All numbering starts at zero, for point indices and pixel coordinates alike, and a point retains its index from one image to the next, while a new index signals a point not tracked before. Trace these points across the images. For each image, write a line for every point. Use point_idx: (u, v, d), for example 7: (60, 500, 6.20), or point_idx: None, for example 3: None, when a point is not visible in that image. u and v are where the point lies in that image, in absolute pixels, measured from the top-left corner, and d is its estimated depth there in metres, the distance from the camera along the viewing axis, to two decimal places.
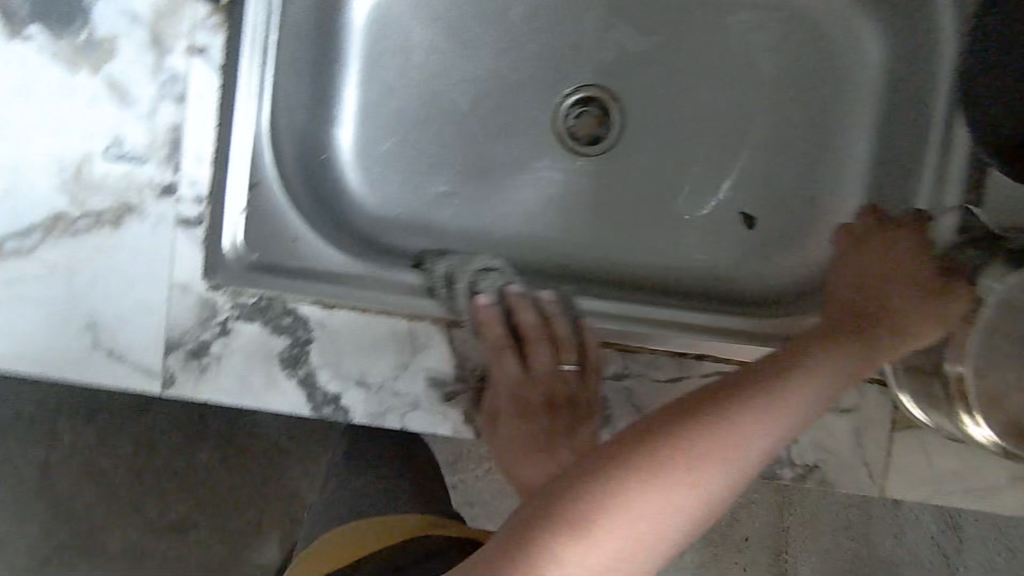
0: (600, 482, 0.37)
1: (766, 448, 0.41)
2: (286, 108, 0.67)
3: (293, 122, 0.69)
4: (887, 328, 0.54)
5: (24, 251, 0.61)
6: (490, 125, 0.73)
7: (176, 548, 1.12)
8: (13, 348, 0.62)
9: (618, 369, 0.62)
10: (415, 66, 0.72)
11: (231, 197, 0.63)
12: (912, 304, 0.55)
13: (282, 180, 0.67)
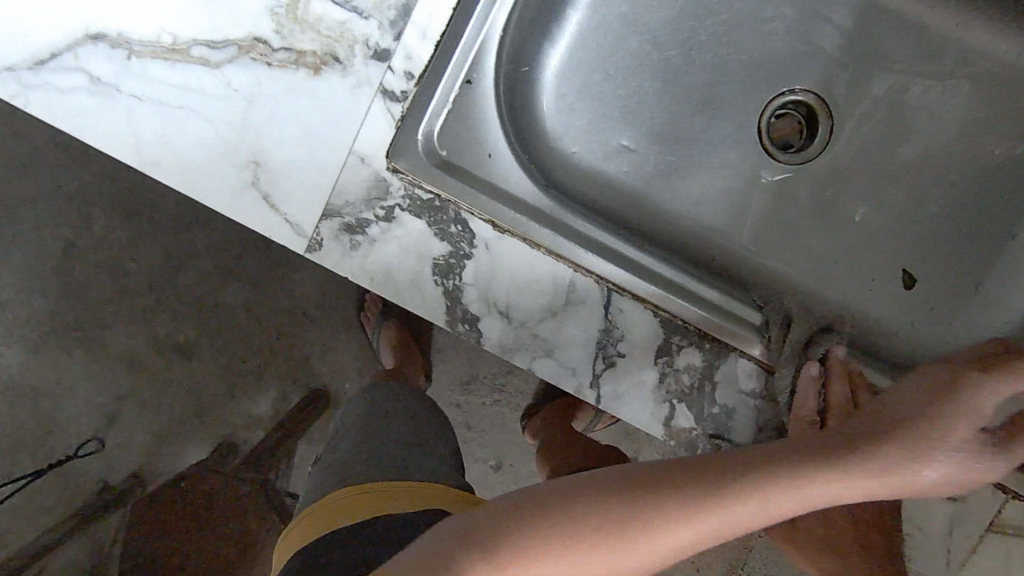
0: (581, 505, 0.43)
1: (694, 527, 0.42)
2: (519, 13, 0.63)
3: (518, 28, 0.64)
4: (989, 396, 0.44)
5: (210, 63, 0.59)
6: (698, 97, 0.70)
7: (234, 368, 1.34)
8: (167, 157, 0.60)
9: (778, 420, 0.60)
10: (645, 10, 0.68)
11: (440, 84, 0.61)
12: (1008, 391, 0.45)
13: (492, 84, 0.63)
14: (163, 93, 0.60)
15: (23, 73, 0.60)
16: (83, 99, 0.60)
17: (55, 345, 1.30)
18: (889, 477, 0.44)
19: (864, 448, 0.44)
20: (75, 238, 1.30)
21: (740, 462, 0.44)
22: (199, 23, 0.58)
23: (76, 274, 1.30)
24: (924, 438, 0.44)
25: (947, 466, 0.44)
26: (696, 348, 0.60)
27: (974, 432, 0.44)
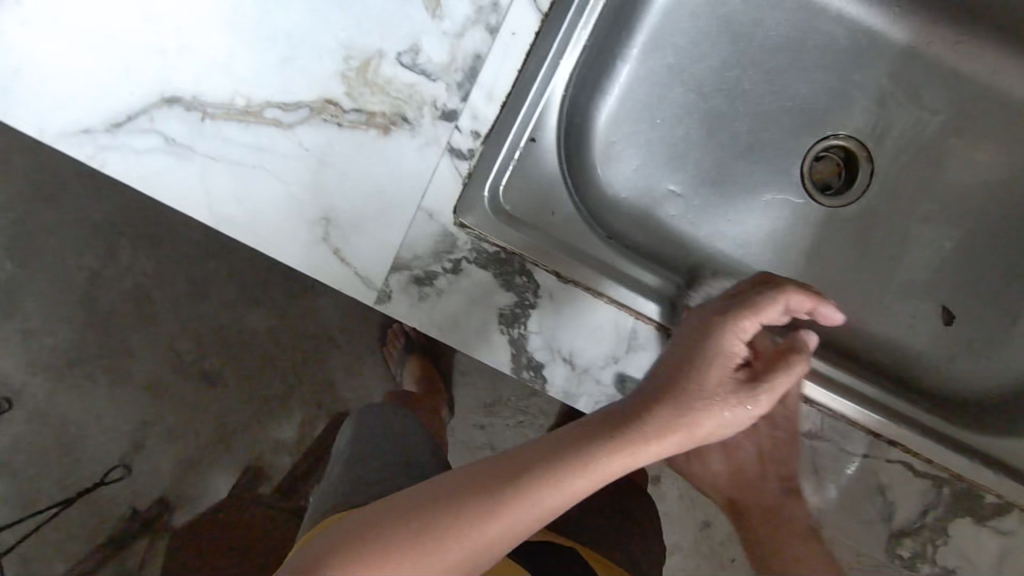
0: (407, 523, 0.45)
1: (501, 518, 0.45)
2: (577, 68, 0.65)
3: (574, 82, 0.66)
4: (735, 340, 0.51)
5: (282, 125, 0.61)
6: (739, 144, 0.72)
7: (259, 395, 1.35)
8: (238, 214, 0.62)
9: (831, 458, 0.62)
10: (691, 61, 0.71)
11: (504, 144, 0.63)
12: (750, 327, 0.52)
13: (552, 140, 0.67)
14: (236, 154, 0.62)
15: (101, 137, 0.62)
16: (159, 161, 0.62)
17: (80, 373, 1.33)
18: (683, 434, 0.50)
19: (663, 412, 0.49)
20: (100, 267, 1.33)
21: (535, 450, 0.49)
22: (272, 87, 0.61)
23: (101, 302, 1.33)
24: (692, 399, 0.50)
25: (726, 415, 0.50)
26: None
27: (726, 375, 0.51)
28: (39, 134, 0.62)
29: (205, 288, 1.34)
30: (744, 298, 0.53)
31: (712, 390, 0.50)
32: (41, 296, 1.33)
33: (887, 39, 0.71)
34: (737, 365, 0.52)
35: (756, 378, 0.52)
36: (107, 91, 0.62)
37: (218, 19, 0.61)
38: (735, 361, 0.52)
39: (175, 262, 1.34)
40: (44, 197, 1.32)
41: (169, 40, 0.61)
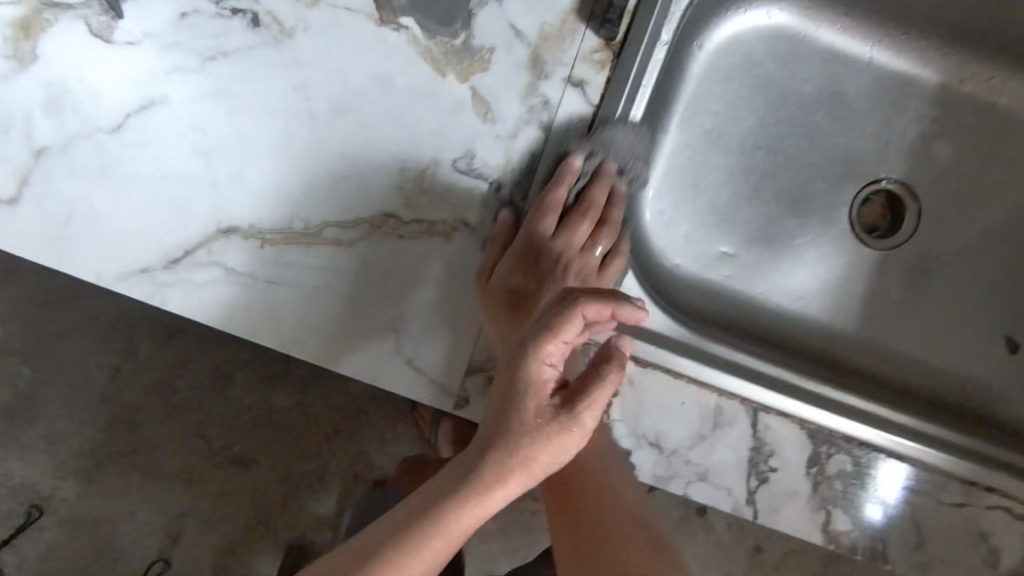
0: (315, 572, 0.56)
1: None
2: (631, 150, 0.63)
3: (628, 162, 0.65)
4: (544, 367, 0.52)
5: (344, 243, 0.61)
6: (788, 201, 0.72)
7: (295, 472, 1.32)
8: (308, 336, 0.62)
9: (931, 509, 0.62)
10: (731, 122, 0.70)
11: None
12: (554, 351, 0.52)
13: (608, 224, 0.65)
14: (299, 277, 0.61)
15: (159, 273, 0.62)
16: (220, 292, 0.62)
17: (111, 472, 1.29)
18: (523, 473, 0.55)
19: (497, 460, 0.54)
20: (121, 363, 1.31)
21: (408, 514, 0.56)
22: (328, 207, 0.61)
23: (124, 400, 1.30)
24: (517, 434, 0.54)
25: (551, 446, 0.54)
26: (845, 456, 0.62)
27: (542, 404, 0.54)
28: (96, 277, 0.62)
29: (232, 372, 1.31)
30: (544, 318, 0.52)
31: (532, 422, 0.54)
32: (64, 396, 1.30)
33: (924, 84, 0.71)
34: (552, 392, 0.54)
35: (573, 401, 0.53)
36: (161, 228, 0.61)
37: (267, 143, 0.60)
38: (548, 388, 0.54)
39: (199, 350, 1.31)
40: (60, 302, 1.31)
41: (217, 169, 0.61)
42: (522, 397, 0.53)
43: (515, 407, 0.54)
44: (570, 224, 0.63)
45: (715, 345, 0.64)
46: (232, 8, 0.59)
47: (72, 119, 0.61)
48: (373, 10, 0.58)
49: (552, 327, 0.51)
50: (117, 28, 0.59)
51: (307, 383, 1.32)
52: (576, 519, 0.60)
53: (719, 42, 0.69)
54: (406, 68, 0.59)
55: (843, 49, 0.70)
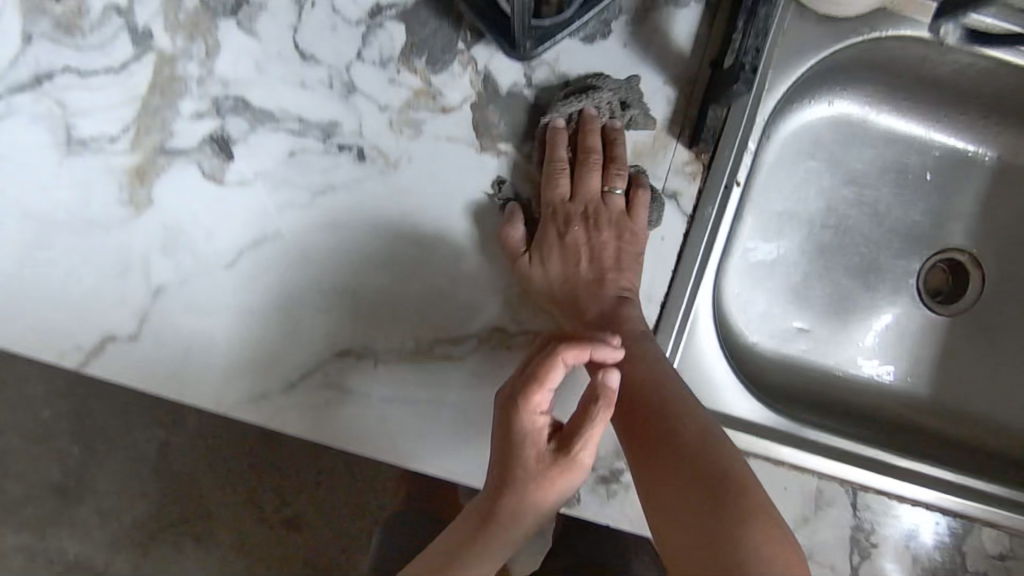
0: None
1: None
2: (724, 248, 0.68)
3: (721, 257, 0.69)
4: (534, 419, 0.52)
5: (454, 357, 0.64)
6: (858, 274, 0.76)
7: None
8: (421, 449, 0.64)
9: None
10: (801, 206, 0.74)
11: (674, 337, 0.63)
12: (543, 401, 0.52)
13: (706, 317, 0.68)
14: (412, 394, 0.64)
15: (275, 397, 0.64)
16: (335, 412, 0.64)
17: (164, 547, 1.28)
18: (539, 508, 0.55)
19: (513, 505, 0.54)
20: (169, 437, 1.29)
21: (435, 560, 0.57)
22: (438, 325, 0.63)
23: (173, 476, 1.28)
24: (523, 481, 0.54)
25: (560, 484, 0.54)
26: (940, 526, 0.65)
27: (541, 451, 0.53)
28: (217, 405, 0.64)
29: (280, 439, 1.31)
30: (526, 372, 0.52)
31: (535, 471, 0.53)
32: (113, 475, 1.28)
33: (975, 159, 0.76)
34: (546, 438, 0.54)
35: (569, 445, 0.53)
36: (277, 356, 0.64)
37: (376, 268, 0.63)
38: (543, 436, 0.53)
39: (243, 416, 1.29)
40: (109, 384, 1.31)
41: (328, 294, 0.63)
42: (519, 449, 0.53)
43: (516, 458, 0.53)
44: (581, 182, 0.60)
45: (813, 430, 0.67)
46: (339, 145, 0.62)
47: (187, 257, 0.64)
48: (474, 139, 0.61)
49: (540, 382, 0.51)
50: (228, 169, 0.63)
51: None
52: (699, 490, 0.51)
53: (791, 133, 0.72)
54: (507, 191, 0.62)
55: (902, 133, 0.75)
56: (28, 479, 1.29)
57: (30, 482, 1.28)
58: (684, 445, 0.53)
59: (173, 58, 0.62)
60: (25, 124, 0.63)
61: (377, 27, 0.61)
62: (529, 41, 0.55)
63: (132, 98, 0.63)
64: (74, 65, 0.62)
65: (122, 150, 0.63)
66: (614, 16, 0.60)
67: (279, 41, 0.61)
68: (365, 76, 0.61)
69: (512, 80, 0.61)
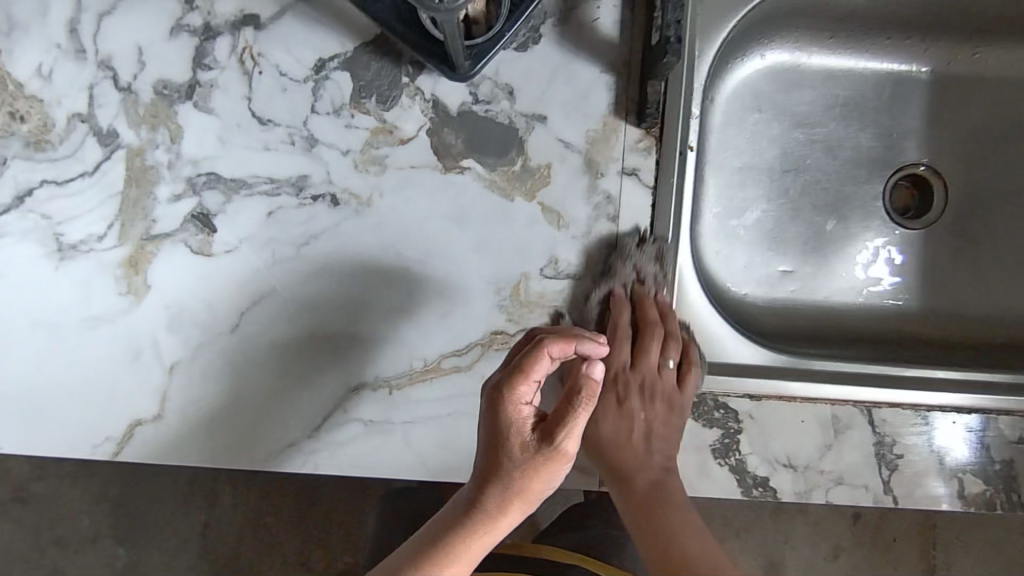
0: None
1: None
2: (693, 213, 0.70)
3: (693, 222, 0.72)
4: (519, 406, 0.56)
5: (463, 367, 0.67)
6: (827, 207, 0.79)
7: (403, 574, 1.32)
8: (453, 460, 0.67)
9: None
10: (758, 156, 0.77)
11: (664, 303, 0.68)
12: (528, 388, 0.56)
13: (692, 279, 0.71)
14: (432, 411, 0.67)
15: (306, 442, 0.67)
16: (363, 445, 0.67)
17: None
18: (520, 500, 0.57)
19: (496, 492, 0.57)
20: (210, 516, 1.29)
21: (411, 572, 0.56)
22: (442, 342, 0.66)
23: (221, 556, 1.28)
24: (504, 470, 0.57)
25: (541, 472, 0.57)
26: (972, 429, 0.68)
27: (524, 440, 0.56)
28: (252, 463, 0.67)
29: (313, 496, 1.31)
30: (514, 361, 0.57)
31: (519, 457, 0.56)
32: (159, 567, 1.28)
33: (910, 75, 0.79)
34: (533, 427, 0.57)
35: (551, 435, 0.56)
36: (298, 404, 0.67)
37: (372, 302, 0.66)
38: (528, 425, 0.57)
39: (277, 481, 1.28)
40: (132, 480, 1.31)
41: (333, 336, 0.66)
42: (503, 439, 0.56)
43: (501, 447, 0.56)
44: (644, 350, 0.66)
45: (816, 362, 0.69)
46: (312, 195, 0.65)
47: (192, 331, 0.67)
48: (437, 162, 0.65)
49: (525, 366, 0.55)
50: (214, 241, 0.66)
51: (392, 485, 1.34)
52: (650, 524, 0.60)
53: (730, 92, 0.76)
54: (477, 203, 0.65)
55: (835, 67, 0.78)
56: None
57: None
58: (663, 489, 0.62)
59: (141, 149, 0.65)
60: (15, 241, 0.66)
61: (324, 80, 0.64)
62: (466, 60, 0.59)
63: (111, 195, 0.66)
64: (50, 176, 0.66)
65: (111, 245, 0.66)
66: (541, 20, 0.63)
67: (235, 112, 0.65)
68: (323, 125, 0.65)
69: (459, 100, 0.64)
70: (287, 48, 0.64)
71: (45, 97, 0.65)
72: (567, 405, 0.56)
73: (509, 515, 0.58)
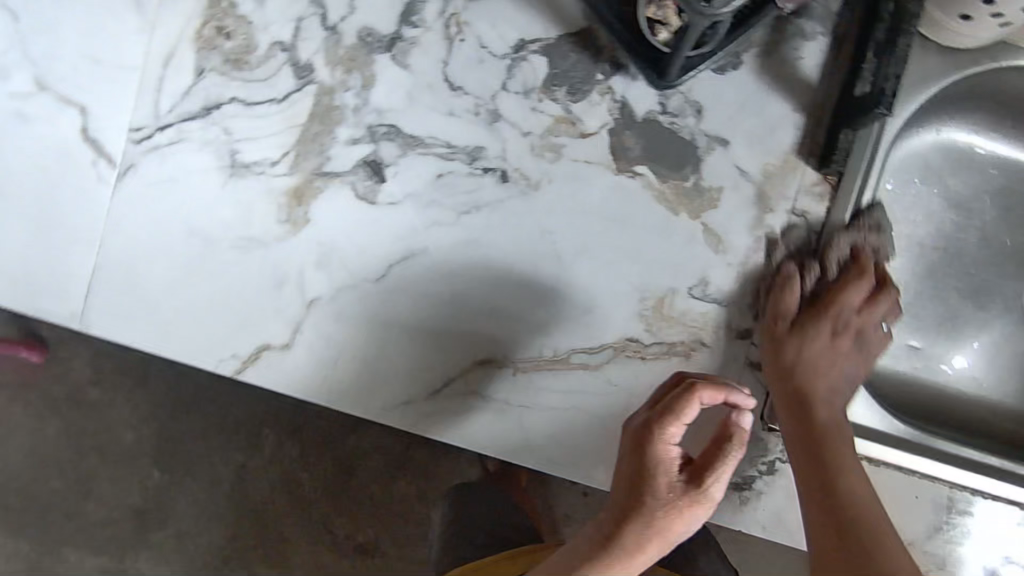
0: None
1: None
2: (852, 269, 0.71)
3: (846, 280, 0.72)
4: (667, 447, 0.59)
5: (590, 366, 0.68)
6: (967, 293, 0.78)
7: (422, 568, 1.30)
8: (559, 452, 0.69)
9: None
10: (912, 227, 0.77)
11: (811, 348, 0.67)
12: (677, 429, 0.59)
13: None
14: (550, 400, 0.68)
15: (421, 403, 0.69)
16: (476, 421, 0.68)
17: (236, 565, 1.28)
18: (661, 537, 0.61)
19: (638, 527, 0.61)
20: (248, 460, 1.29)
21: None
22: (575, 337, 0.67)
23: (252, 497, 1.29)
24: (651, 506, 0.60)
25: (684, 513, 0.61)
26: None
27: (671, 480, 0.60)
28: (363, 410, 0.69)
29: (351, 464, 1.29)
30: (662, 403, 0.59)
31: (665, 495, 0.60)
32: (188, 498, 1.28)
33: None
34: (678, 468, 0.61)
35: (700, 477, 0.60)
36: (422, 364, 0.69)
37: (517, 283, 0.67)
38: (675, 465, 0.61)
39: (326, 439, 1.29)
40: (182, 407, 1.28)
41: (471, 309, 0.68)
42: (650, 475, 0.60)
43: (649, 482, 0.60)
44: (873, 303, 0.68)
45: (940, 442, 0.69)
46: (484, 168, 0.67)
47: (339, 272, 0.68)
48: (612, 162, 0.66)
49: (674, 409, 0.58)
50: (380, 190, 0.68)
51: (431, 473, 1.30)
52: (840, 546, 0.61)
53: (903, 160, 0.76)
54: (642, 209, 0.66)
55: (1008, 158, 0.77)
56: (110, 501, 1.27)
57: (112, 503, 1.28)
58: (869, 521, 0.61)
59: (332, 89, 0.67)
60: (194, 148, 0.69)
61: (521, 60, 0.66)
62: (675, 70, 0.60)
63: (292, 126, 0.68)
64: (241, 95, 0.68)
65: (281, 173, 0.69)
66: (745, 48, 0.64)
67: (430, 74, 0.67)
68: (511, 104, 0.66)
69: (648, 107, 0.65)
70: (494, 23, 0.66)
71: (255, 21, 0.68)
72: (717, 452, 0.60)
73: (651, 551, 0.62)
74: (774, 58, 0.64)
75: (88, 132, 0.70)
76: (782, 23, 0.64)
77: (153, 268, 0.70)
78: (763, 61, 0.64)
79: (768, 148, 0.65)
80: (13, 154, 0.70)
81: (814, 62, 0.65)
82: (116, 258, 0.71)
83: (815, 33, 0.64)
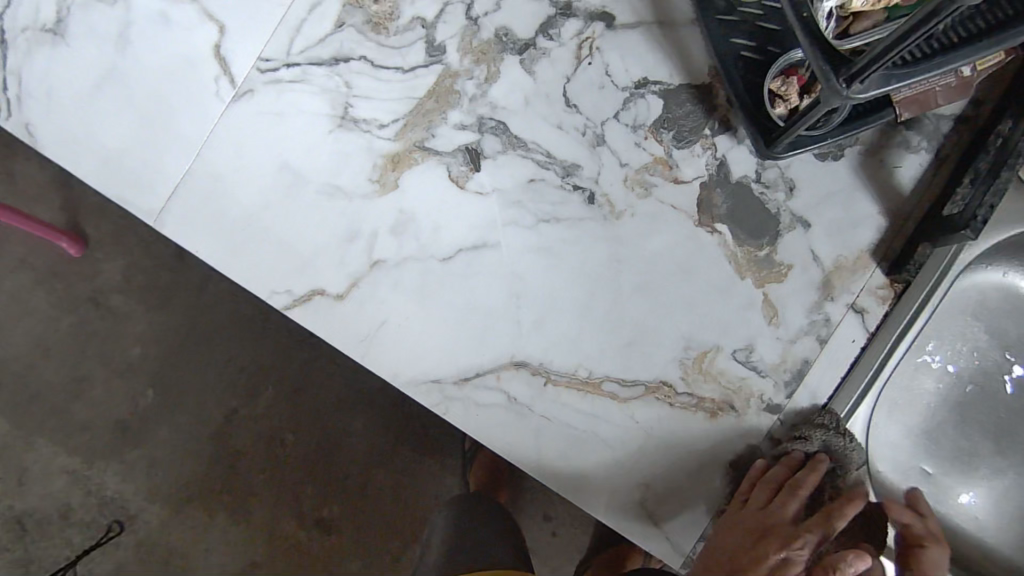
0: None
1: None
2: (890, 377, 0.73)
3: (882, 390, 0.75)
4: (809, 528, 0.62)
5: (619, 397, 0.69)
6: (993, 435, 0.79)
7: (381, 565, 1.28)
8: (563, 470, 0.70)
9: None
10: (956, 358, 0.78)
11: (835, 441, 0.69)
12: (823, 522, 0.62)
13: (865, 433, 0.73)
14: (572, 418, 0.69)
15: (448, 386, 0.70)
16: (499, 424, 0.70)
17: (199, 507, 1.25)
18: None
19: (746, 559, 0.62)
20: (241, 407, 1.27)
21: None
22: (614, 367, 0.69)
23: (232, 445, 1.26)
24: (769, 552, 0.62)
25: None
26: None
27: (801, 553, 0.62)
28: (392, 377, 0.71)
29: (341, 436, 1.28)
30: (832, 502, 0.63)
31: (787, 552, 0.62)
32: (173, 429, 1.25)
33: None
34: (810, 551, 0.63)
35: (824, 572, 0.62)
36: (461, 352, 0.70)
37: (575, 301, 0.69)
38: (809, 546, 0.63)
39: (323, 405, 1.28)
40: (197, 336, 1.26)
41: (525, 313, 0.70)
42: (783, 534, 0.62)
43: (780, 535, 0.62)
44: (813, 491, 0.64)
45: None
46: (574, 185, 0.70)
47: (411, 242, 0.71)
48: (694, 212, 0.68)
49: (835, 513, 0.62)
50: (472, 178, 0.70)
51: (416, 468, 1.29)
52: None
53: (968, 292, 0.77)
54: (712, 264, 0.68)
55: None
56: (99, 408, 1.24)
57: (100, 409, 1.24)
58: None
59: (456, 73, 0.71)
60: (310, 91, 0.71)
61: (639, 96, 0.69)
62: (783, 143, 0.62)
63: (409, 97, 0.71)
64: (370, 56, 0.71)
65: (386, 136, 0.71)
66: (850, 143, 0.67)
67: (551, 85, 0.70)
68: (617, 133, 0.69)
69: (743, 171, 0.68)
70: (624, 56, 0.69)
71: None
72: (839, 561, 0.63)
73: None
74: (874, 159, 0.67)
75: (219, 49, 0.70)
76: (890, 129, 0.67)
77: (239, 190, 0.71)
78: (864, 159, 0.67)
79: (846, 241, 0.68)
80: (143, 46, 0.70)
81: (911, 173, 0.67)
82: (201, 168, 0.71)
83: (918, 146, 0.67)
